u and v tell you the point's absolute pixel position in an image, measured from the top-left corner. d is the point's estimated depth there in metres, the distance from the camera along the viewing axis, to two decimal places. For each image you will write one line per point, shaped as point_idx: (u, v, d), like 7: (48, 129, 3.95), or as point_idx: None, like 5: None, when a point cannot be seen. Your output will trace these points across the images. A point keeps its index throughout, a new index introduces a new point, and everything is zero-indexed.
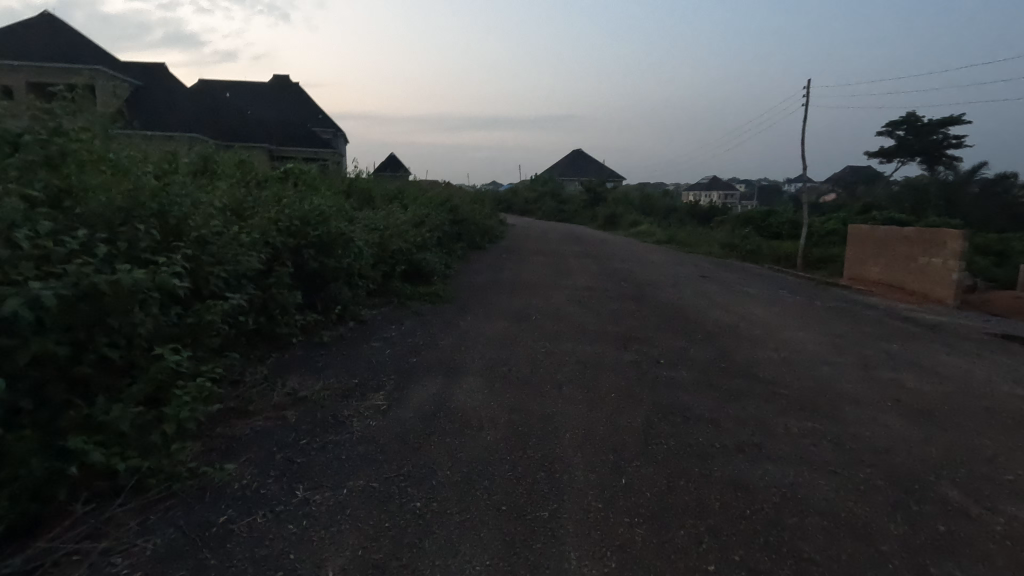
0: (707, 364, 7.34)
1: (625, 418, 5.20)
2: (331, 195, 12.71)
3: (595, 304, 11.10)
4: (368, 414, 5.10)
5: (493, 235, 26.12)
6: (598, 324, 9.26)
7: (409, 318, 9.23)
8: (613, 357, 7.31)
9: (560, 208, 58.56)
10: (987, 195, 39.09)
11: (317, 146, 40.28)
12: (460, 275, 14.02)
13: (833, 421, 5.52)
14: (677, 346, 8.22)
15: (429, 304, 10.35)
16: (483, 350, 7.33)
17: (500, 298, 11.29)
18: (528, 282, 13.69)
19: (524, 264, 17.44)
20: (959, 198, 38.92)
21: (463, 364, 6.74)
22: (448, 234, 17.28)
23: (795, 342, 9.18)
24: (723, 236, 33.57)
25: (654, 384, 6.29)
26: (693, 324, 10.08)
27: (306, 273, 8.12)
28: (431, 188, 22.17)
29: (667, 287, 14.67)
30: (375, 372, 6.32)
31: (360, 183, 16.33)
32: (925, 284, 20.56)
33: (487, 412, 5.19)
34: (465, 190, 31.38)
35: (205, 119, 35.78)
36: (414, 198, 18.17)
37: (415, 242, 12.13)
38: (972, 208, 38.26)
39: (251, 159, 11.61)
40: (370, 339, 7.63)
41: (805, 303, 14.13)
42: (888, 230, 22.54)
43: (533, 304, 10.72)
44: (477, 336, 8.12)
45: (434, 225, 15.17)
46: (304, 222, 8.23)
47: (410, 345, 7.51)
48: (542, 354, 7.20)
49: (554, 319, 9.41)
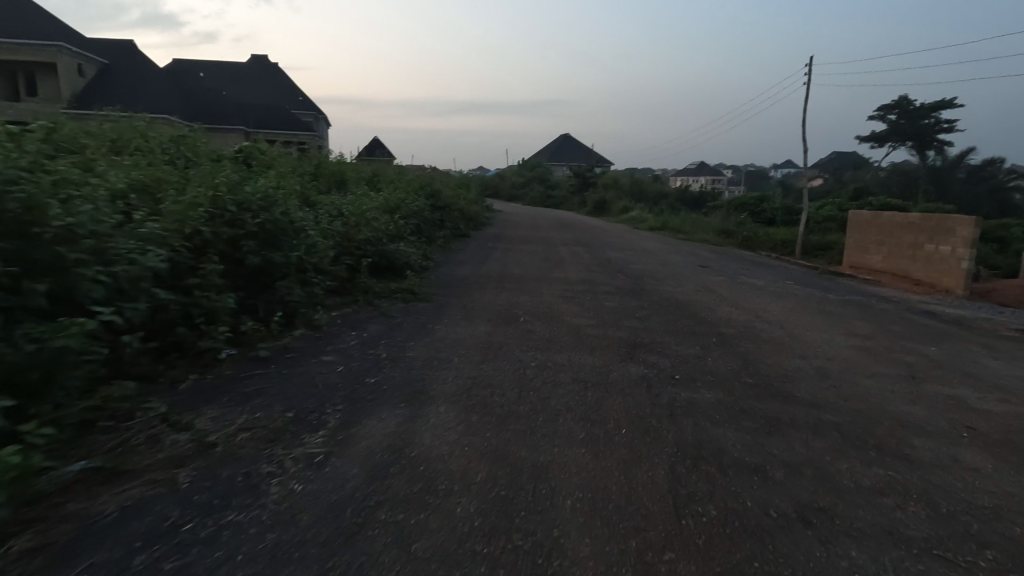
0: (731, 380, 6.08)
1: (643, 468, 3.92)
2: (290, 178, 11.22)
3: (592, 302, 9.82)
4: (295, 469, 3.75)
5: (479, 221, 24.79)
6: (595, 327, 7.96)
7: (375, 322, 7.82)
8: (619, 373, 6.01)
9: (549, 194, 57.09)
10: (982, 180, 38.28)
11: (295, 128, 38.34)
12: (440, 267, 12.60)
13: (909, 466, 4.27)
14: (692, 355, 6.94)
15: (401, 303, 8.94)
16: (460, 365, 5.98)
17: (483, 295, 9.91)
18: (516, 275, 12.30)
19: (512, 254, 16.07)
20: (955, 183, 38.04)
21: (434, 385, 5.39)
22: (428, 221, 15.83)
23: (821, 347, 7.96)
24: (717, 223, 32.48)
25: (673, 413, 5.01)
26: (703, 324, 8.82)
27: (246, 270, 6.71)
28: (412, 172, 20.70)
29: (668, 280, 13.38)
30: (318, 399, 4.96)
31: (331, 166, 14.84)
32: (932, 274, 19.53)
33: (458, 464, 3.86)
34: (449, 175, 29.94)
35: (175, 99, 33.93)
36: (391, 183, 16.68)
37: (387, 231, 10.68)
38: (968, 194, 37.42)
39: (196, 137, 10.11)
40: (322, 351, 6.25)
41: (817, 296, 12.93)
42: (890, 216, 21.48)
43: (521, 303, 9.38)
44: (454, 346, 6.75)
45: (412, 211, 13.71)
46: (241, 208, 6.83)
47: (370, 358, 6.13)
48: (532, 370, 5.89)
49: (545, 322, 8.09)
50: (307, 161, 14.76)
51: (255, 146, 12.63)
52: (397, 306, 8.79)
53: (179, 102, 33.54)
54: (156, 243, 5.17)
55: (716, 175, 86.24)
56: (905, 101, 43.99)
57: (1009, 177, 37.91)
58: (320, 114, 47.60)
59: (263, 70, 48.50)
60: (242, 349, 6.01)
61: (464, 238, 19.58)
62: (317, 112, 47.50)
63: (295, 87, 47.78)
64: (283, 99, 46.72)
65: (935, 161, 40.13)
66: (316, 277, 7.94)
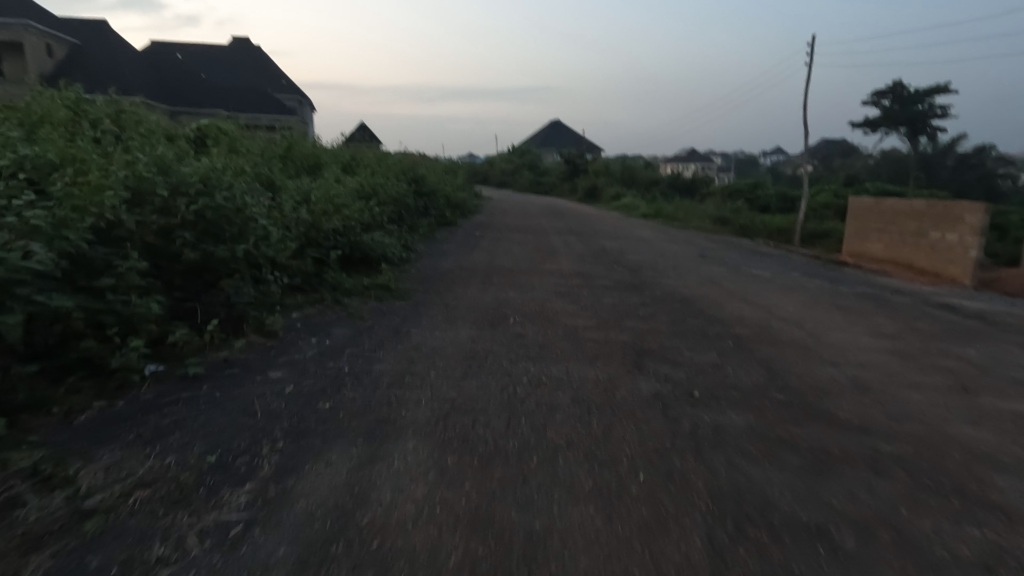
0: (759, 397, 5.13)
1: (673, 540, 2.95)
2: (251, 161, 10.10)
3: (588, 298, 8.84)
4: (201, 551, 2.74)
5: (466, 208, 23.68)
6: (594, 330, 6.98)
7: (341, 325, 6.76)
8: (627, 389, 5.02)
9: (538, 181, 55.93)
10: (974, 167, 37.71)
11: (275, 111, 36.85)
12: (421, 259, 11.54)
13: (1007, 522, 3.35)
14: (708, 364, 5.97)
15: (374, 302, 7.88)
16: (436, 382, 4.96)
17: (466, 291, 8.84)
18: (504, 268, 11.26)
19: (501, 243, 15.05)
20: (950, 169, 37.37)
21: (402, 411, 4.38)
22: (409, 209, 14.74)
23: (849, 350, 7.05)
24: (711, 210, 31.60)
25: (699, 446, 4.04)
26: (713, 324, 7.86)
27: (181, 267, 5.63)
28: (395, 156, 19.53)
29: (668, 271, 12.43)
30: (253, 434, 3.92)
31: (303, 147, 13.66)
32: (937, 263, 18.74)
33: (425, 539, 2.88)
34: (435, 160, 28.72)
35: (147, 80, 32.36)
36: (371, 166, 15.54)
37: (361, 219, 9.60)
38: (963, 180, 36.78)
39: (139, 112, 8.91)
40: (270, 365, 5.20)
41: (827, 289, 12.01)
42: (893, 203, 20.68)
43: (509, 300, 8.36)
44: (430, 355, 5.72)
45: (392, 197, 12.64)
46: (175, 193, 5.76)
47: (329, 374, 5.09)
48: (522, 388, 4.89)
49: (537, 324, 7.09)
50: (276, 143, 13.56)
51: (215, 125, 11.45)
52: (369, 305, 7.73)
53: (153, 82, 32.02)
54: (43, 237, 4.10)
55: (707, 162, 85.35)
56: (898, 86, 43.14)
57: (1004, 163, 37.28)
58: (303, 98, 46.00)
59: (243, 50, 46.69)
60: (170, 365, 4.95)
61: (450, 226, 18.49)
62: (300, 95, 45.90)
63: (277, 69, 46.00)
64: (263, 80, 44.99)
65: (930, 146, 39.44)
66: (272, 273, 6.87)
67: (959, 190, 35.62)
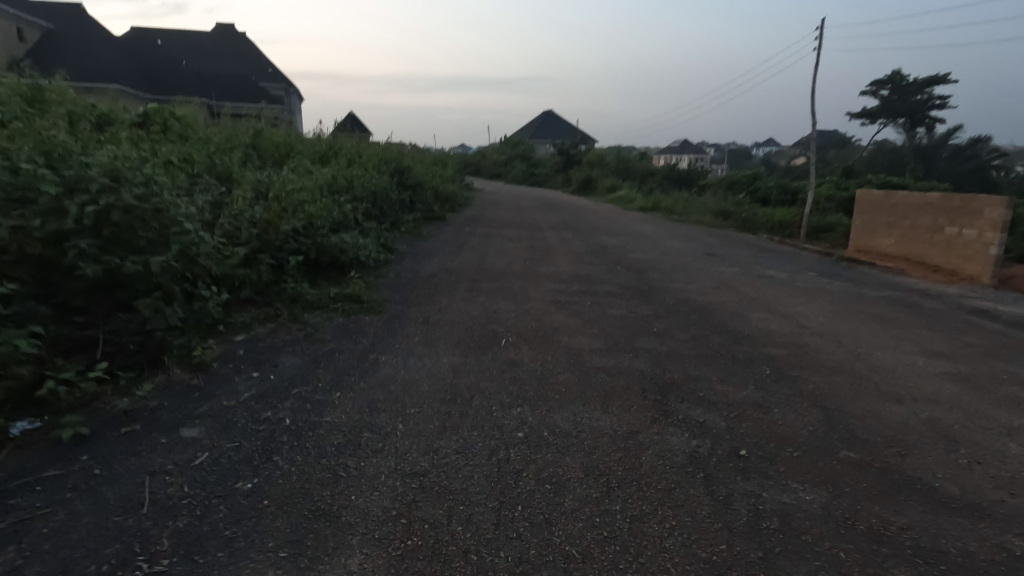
0: (825, 458, 3.95)
1: None
2: (202, 152, 8.78)
3: (591, 310, 7.62)
4: None
5: (456, 201, 22.44)
6: (602, 355, 5.76)
7: (294, 351, 5.51)
8: (655, 451, 3.83)
9: (531, 172, 54.65)
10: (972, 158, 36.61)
11: (258, 98, 35.32)
12: (401, 261, 10.26)
13: None
14: (748, 404, 4.78)
15: (339, 318, 6.63)
16: (404, 443, 3.76)
17: (450, 302, 7.59)
18: (494, 271, 10.01)
19: (492, 241, 13.83)
20: (951, 160, 36.38)
21: (353, 495, 3.18)
22: (391, 203, 13.48)
23: (906, 378, 5.87)
24: (711, 203, 30.46)
25: (767, 556, 2.88)
26: (740, 343, 6.67)
27: (80, 286, 4.41)
28: (378, 146, 18.21)
29: (675, 273, 11.23)
30: (126, 547, 2.70)
31: (272, 136, 12.38)
32: (953, 260, 17.62)
33: None
34: (423, 151, 27.34)
35: (123, 65, 30.84)
36: (351, 155, 14.26)
37: (330, 217, 8.34)
38: (960, 171, 35.65)
39: (64, 93, 7.63)
40: (186, 416, 3.95)
41: (851, 293, 10.85)
42: (904, 196, 19.52)
43: (499, 314, 7.13)
44: (400, 398, 4.49)
45: (370, 191, 11.35)
46: (72, 191, 4.52)
47: (262, 431, 3.84)
48: (516, 451, 3.69)
49: (534, 348, 5.85)
50: (243, 130, 12.27)
51: (165, 110, 10.10)
52: (332, 322, 6.48)
53: (130, 68, 30.44)
54: None
55: (701, 153, 84.12)
56: (898, 75, 42.00)
57: (1004, 154, 36.29)
58: (289, 85, 44.29)
59: (227, 36, 44.93)
60: (44, 423, 3.69)
61: (438, 222, 17.19)
62: (286, 83, 44.23)
63: (261, 55, 44.27)
64: (247, 67, 43.21)
65: (931, 137, 38.39)
66: (209, 287, 5.61)
67: (960, 182, 34.61)
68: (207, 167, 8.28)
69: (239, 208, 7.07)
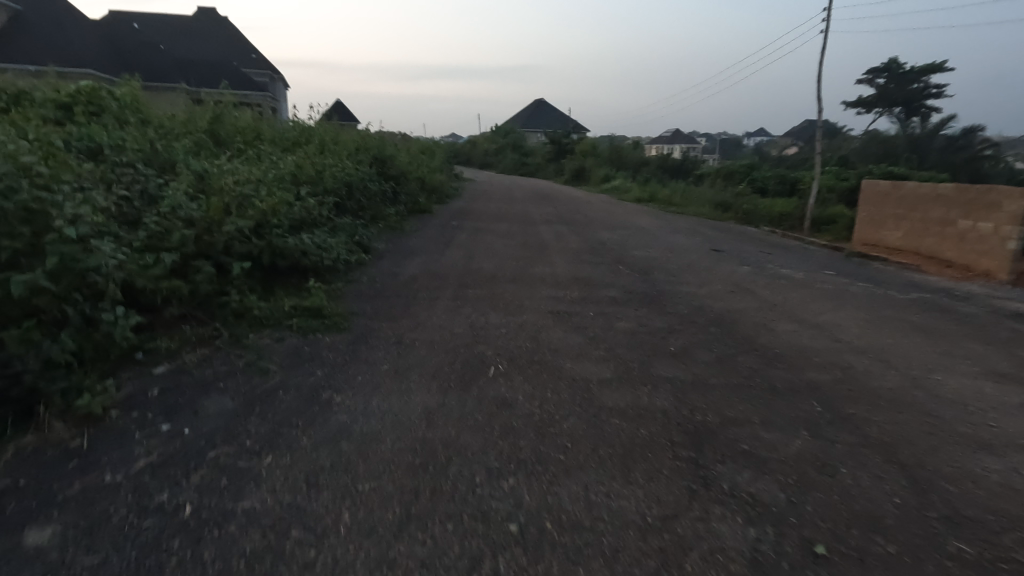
0: (932, 558, 2.89)
1: None
2: (139, 138, 7.53)
3: (595, 324, 6.51)
4: None
5: (444, 192, 21.21)
6: (614, 389, 4.65)
7: (227, 387, 4.36)
8: (702, 555, 2.75)
9: (522, 162, 53.37)
10: (965, 148, 35.81)
11: (237, 83, 33.70)
12: (377, 263, 9.06)
13: None
14: (808, 463, 3.70)
15: (293, 338, 5.46)
16: (348, 551, 2.65)
17: (427, 316, 6.42)
18: (481, 274, 8.85)
19: (480, 237, 12.68)
20: (946, 150, 35.52)
21: None
22: (369, 195, 12.26)
23: (984, 414, 4.79)
24: (708, 194, 29.42)
25: None
26: (774, 367, 5.58)
27: None
28: (359, 134, 16.93)
29: (683, 274, 10.12)
30: None
31: (233, 120, 11.10)
32: (967, 255, 16.48)
33: None
34: (409, 139, 26.03)
35: (91, 45, 29.08)
36: (325, 143, 13.00)
37: (288, 214, 7.15)
38: (953, 161, 34.78)
39: None
40: (42, 509, 2.82)
41: (876, 296, 9.81)
42: (914, 187, 18.40)
43: (487, 330, 5.99)
44: (354, 464, 3.37)
45: (342, 181, 10.13)
46: None
47: (145, 532, 2.71)
48: (509, 563, 2.60)
49: (529, 380, 4.73)
50: (200, 113, 10.98)
51: (101, 89, 8.80)
52: (283, 344, 5.32)
53: (99, 50, 28.77)
54: None
55: (693, 142, 82.98)
56: (894, 62, 40.90)
57: (996, 145, 35.49)
58: (274, 72, 42.54)
59: (206, 18, 42.96)
60: None
61: (423, 215, 15.98)
62: (269, 69, 42.47)
63: (242, 39, 42.44)
64: (230, 51, 41.39)
65: (928, 126, 37.39)
66: (117, 307, 4.44)
67: (954, 173, 33.71)
68: (142, 157, 7.05)
69: (171, 205, 5.87)
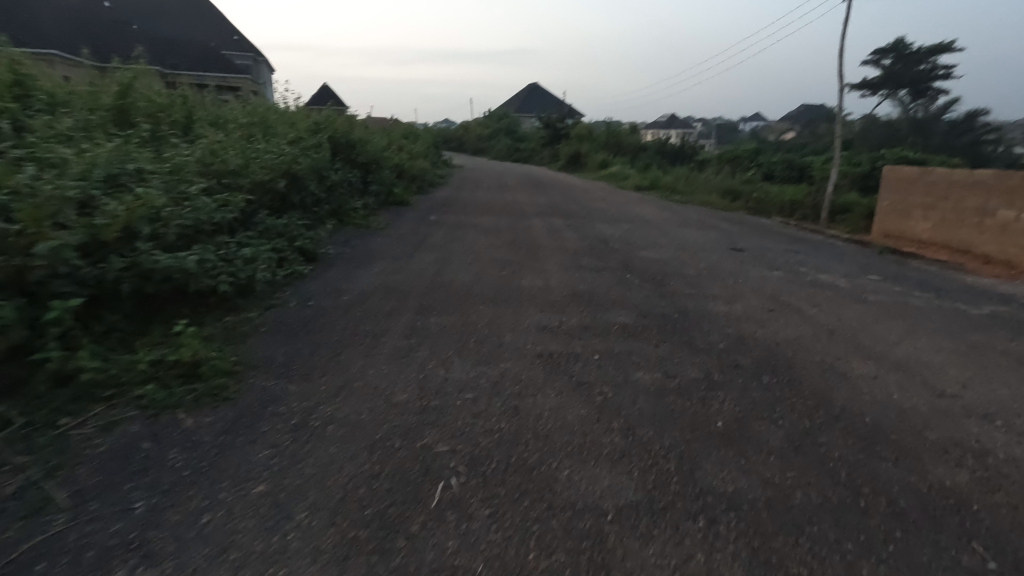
0: None
1: None
2: None
3: (603, 377, 4.53)
4: None
5: (426, 180, 19.16)
6: (644, 536, 2.71)
7: None
8: None
9: (516, 147, 51.16)
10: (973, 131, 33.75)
11: (209, 60, 31.30)
12: (320, 276, 7.05)
13: None
14: None
15: (133, 423, 3.48)
16: None
17: (359, 370, 4.41)
18: (450, 291, 6.85)
19: (458, 235, 10.65)
20: (951, 133, 33.55)
21: None
22: (326, 185, 10.19)
23: None
24: (713, 181, 27.44)
25: None
26: (881, 459, 3.63)
27: None
28: (326, 114, 14.79)
29: (707, 284, 8.13)
30: None
31: (152, 95, 8.99)
32: (1008, 248, 14.27)
33: None
34: (391, 124, 23.91)
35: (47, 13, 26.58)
36: (275, 123, 10.93)
37: (171, 220, 5.08)
38: (957, 145, 32.74)
39: None
40: None
41: (945, 312, 7.81)
42: (943, 172, 16.13)
43: (443, 396, 4.00)
44: None
45: (280, 170, 8.03)
46: None
47: None
48: None
49: (498, 517, 2.78)
50: (108, 86, 8.85)
51: None
52: (109, 435, 3.33)
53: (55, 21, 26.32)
54: None
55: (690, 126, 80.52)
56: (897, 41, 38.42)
57: (1003, 129, 33.45)
58: (256, 54, 39.97)
59: None
60: None
61: (398, 208, 13.99)
62: (250, 49, 39.92)
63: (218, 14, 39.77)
64: (207, 30, 38.78)
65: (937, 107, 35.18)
66: None
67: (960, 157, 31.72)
68: None
69: None
